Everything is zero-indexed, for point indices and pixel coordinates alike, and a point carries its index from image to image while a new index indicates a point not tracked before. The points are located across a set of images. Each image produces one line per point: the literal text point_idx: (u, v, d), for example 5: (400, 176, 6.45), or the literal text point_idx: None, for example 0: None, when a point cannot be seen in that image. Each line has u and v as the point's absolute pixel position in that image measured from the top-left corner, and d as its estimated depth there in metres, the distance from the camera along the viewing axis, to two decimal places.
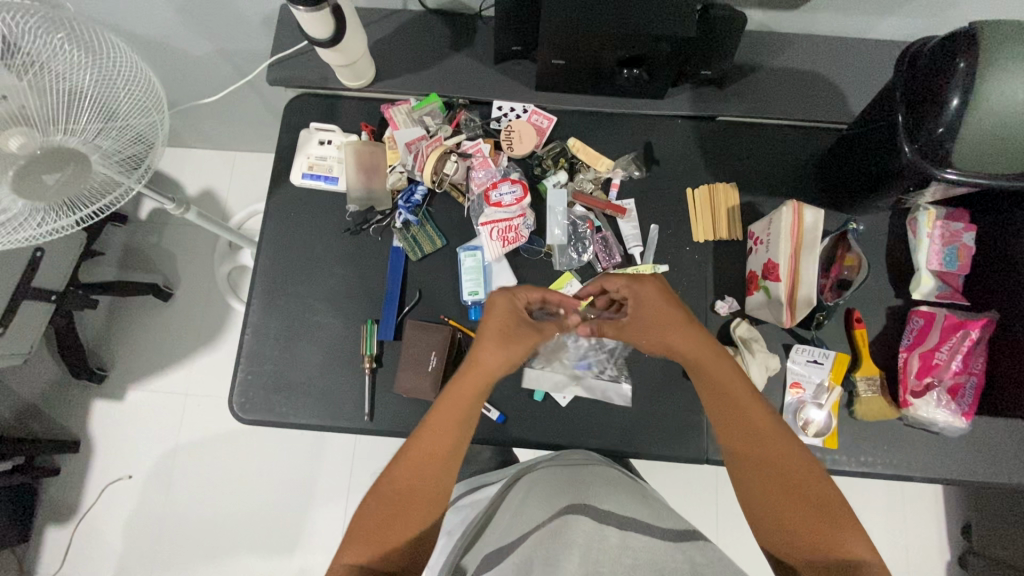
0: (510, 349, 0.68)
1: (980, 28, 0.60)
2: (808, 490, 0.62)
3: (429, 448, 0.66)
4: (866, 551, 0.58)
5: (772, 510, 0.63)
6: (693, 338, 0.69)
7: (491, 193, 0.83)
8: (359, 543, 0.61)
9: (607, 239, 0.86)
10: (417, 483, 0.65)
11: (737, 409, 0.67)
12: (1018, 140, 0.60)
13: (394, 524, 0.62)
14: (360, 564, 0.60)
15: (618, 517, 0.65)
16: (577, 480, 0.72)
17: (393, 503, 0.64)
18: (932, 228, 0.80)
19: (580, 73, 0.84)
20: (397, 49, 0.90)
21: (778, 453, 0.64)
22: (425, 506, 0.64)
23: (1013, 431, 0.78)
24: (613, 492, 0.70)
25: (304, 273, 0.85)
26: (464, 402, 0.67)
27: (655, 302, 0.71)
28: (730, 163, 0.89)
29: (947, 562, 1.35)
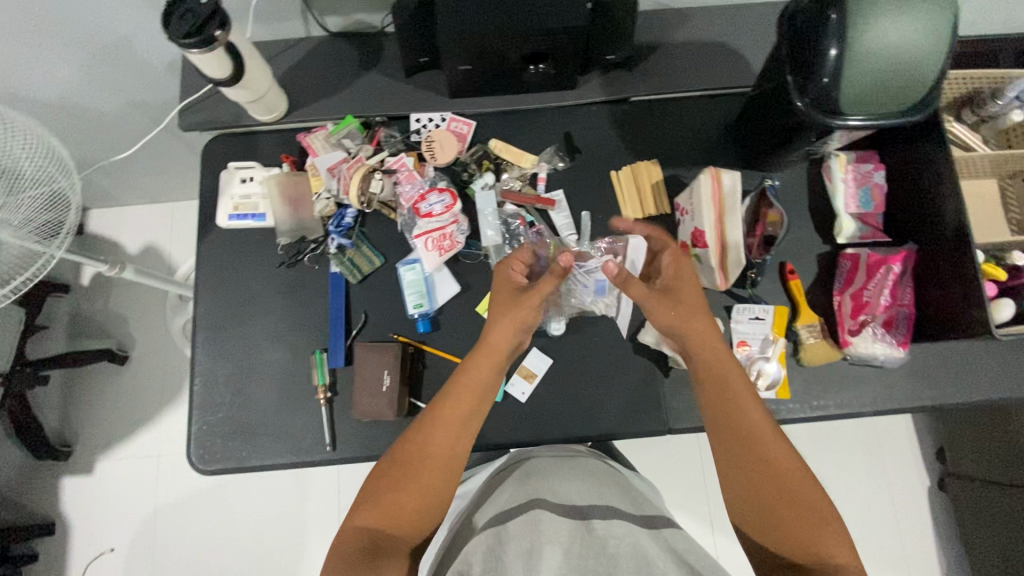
0: (515, 313, 0.72)
1: None
2: (799, 495, 0.63)
3: (444, 421, 0.68)
4: (846, 559, 0.59)
5: (759, 511, 0.63)
6: (701, 330, 0.71)
7: (421, 205, 0.84)
8: (372, 508, 0.64)
9: (542, 232, 0.87)
10: (429, 450, 0.67)
11: (733, 400, 0.68)
12: (889, 83, 0.63)
13: (403, 489, 0.65)
14: (369, 526, 0.63)
15: (595, 508, 0.68)
16: (571, 473, 0.76)
17: (405, 475, 0.66)
18: (846, 173, 0.84)
19: (488, 75, 0.86)
20: (308, 78, 0.90)
21: (772, 452, 0.65)
22: (436, 473, 0.66)
23: (950, 353, 0.82)
24: (600, 485, 0.74)
25: (246, 314, 0.84)
26: (471, 394, 0.69)
27: (683, 283, 0.74)
28: (650, 140, 0.91)
29: (927, 487, 1.40)
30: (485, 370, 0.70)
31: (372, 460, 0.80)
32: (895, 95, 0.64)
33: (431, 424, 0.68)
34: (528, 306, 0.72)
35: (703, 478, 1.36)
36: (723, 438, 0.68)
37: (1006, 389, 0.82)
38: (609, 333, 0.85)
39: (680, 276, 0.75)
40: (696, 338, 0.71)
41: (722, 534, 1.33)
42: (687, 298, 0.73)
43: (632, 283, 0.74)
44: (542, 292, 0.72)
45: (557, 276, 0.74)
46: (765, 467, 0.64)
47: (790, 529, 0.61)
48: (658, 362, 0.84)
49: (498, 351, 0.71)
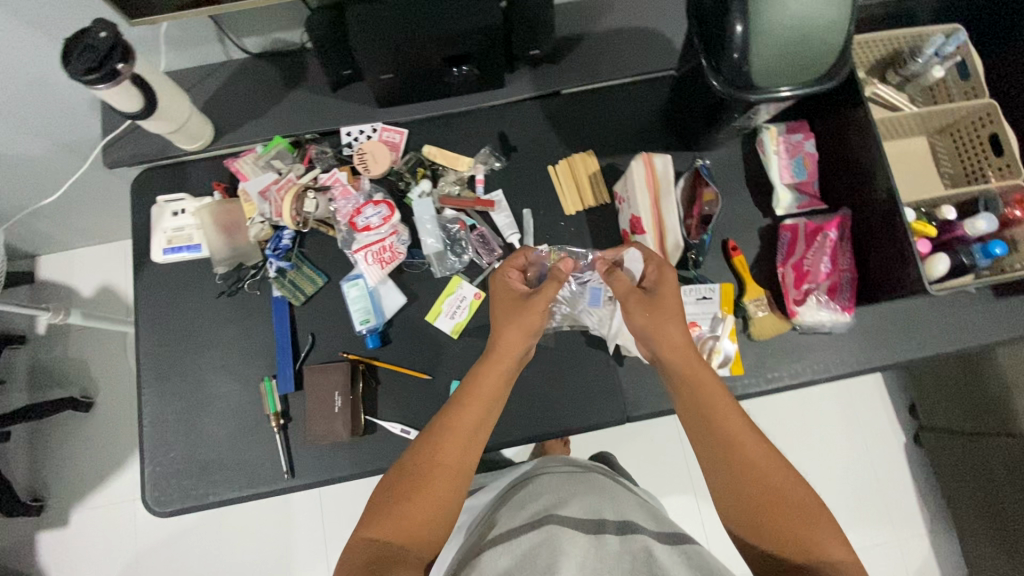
0: (518, 319, 0.70)
1: None
2: (790, 498, 0.58)
3: (455, 428, 0.64)
4: (841, 556, 0.55)
5: (748, 512, 0.58)
6: (675, 336, 0.67)
7: (357, 219, 0.83)
8: (382, 519, 0.60)
9: (484, 234, 0.86)
10: (440, 461, 0.63)
11: (712, 410, 0.64)
12: (797, 53, 0.64)
13: (411, 499, 0.60)
14: (377, 538, 0.58)
15: (614, 520, 0.66)
16: (582, 488, 0.74)
17: (410, 485, 0.61)
18: (777, 145, 0.85)
19: (413, 82, 0.85)
20: (234, 102, 0.89)
21: (762, 455, 0.61)
22: (444, 484, 0.62)
23: (895, 312, 0.83)
24: (617, 502, 0.72)
25: (190, 348, 0.82)
26: (479, 408, 0.66)
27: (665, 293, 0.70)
28: (584, 131, 0.91)
29: (904, 443, 1.42)
30: (492, 381, 0.68)
31: (333, 482, 0.78)
32: (804, 64, 0.65)
33: (437, 431, 0.64)
34: (536, 310, 0.70)
35: (686, 461, 1.36)
36: (702, 439, 0.64)
37: (952, 340, 0.83)
38: (561, 328, 0.85)
39: (664, 279, 0.72)
40: (670, 349, 0.67)
41: (709, 513, 1.33)
42: (668, 300, 0.70)
43: (615, 283, 0.73)
44: (547, 294, 0.71)
45: (557, 279, 0.72)
46: (751, 468, 0.60)
47: (781, 528, 0.57)
48: (611, 352, 0.84)
49: (507, 361, 0.69)
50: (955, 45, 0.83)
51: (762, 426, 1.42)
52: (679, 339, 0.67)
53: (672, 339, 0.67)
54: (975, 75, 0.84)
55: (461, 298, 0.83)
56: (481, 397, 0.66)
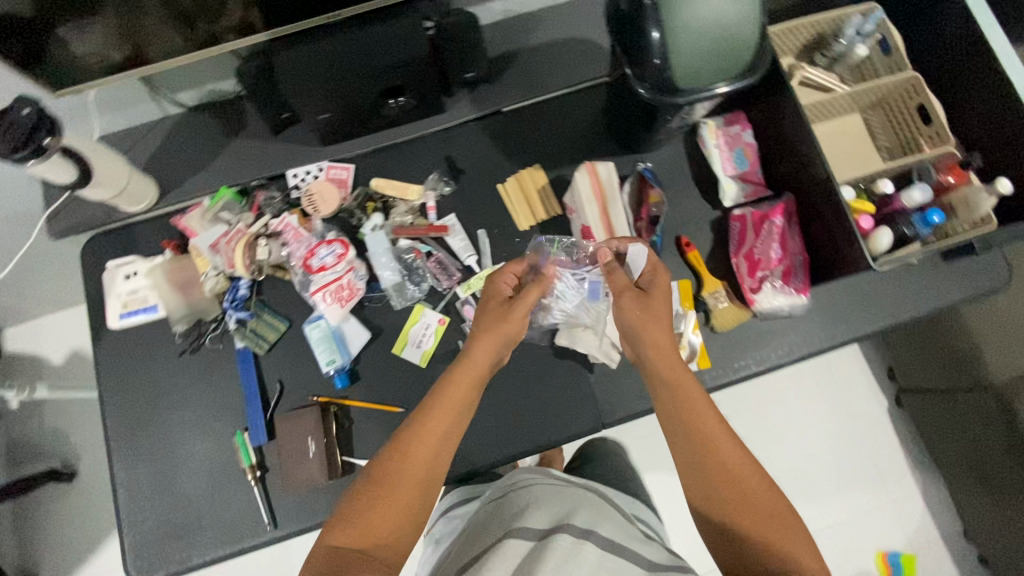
0: (498, 328, 0.69)
1: None
2: (758, 502, 0.59)
3: (427, 434, 0.62)
4: (811, 566, 0.54)
5: (717, 507, 0.60)
6: (662, 335, 0.68)
7: (312, 261, 0.82)
8: (348, 525, 0.57)
9: (441, 260, 0.85)
10: (409, 468, 0.60)
11: (689, 409, 0.63)
12: (716, 52, 0.65)
13: (378, 507, 0.58)
14: (340, 545, 0.56)
15: (601, 535, 0.63)
16: (564, 494, 0.72)
17: (376, 494, 0.59)
18: (717, 138, 0.87)
19: (354, 118, 0.86)
20: (175, 159, 0.89)
21: (737, 458, 0.60)
22: (410, 494, 0.59)
23: (849, 287, 0.85)
24: (598, 512, 0.69)
25: (158, 410, 0.81)
26: (451, 417, 0.64)
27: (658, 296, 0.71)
28: (528, 146, 0.92)
29: (888, 407, 1.44)
30: (465, 390, 0.66)
31: (316, 528, 0.78)
32: (723, 62, 0.66)
33: (413, 435, 0.62)
34: (516, 317, 0.70)
35: None
36: (677, 436, 0.64)
37: (906, 309, 0.85)
38: (529, 343, 0.85)
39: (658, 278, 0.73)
40: (660, 347, 0.67)
41: None
42: (659, 305, 0.70)
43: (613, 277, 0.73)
44: (529, 301, 0.71)
45: (541, 287, 0.72)
46: (726, 469, 0.60)
47: (751, 531, 0.57)
48: (581, 361, 0.85)
49: (481, 368, 0.67)
50: (873, 25, 0.85)
51: (747, 408, 1.44)
52: (666, 338, 0.68)
53: (660, 338, 0.68)
54: (896, 51, 0.86)
55: (426, 327, 0.83)
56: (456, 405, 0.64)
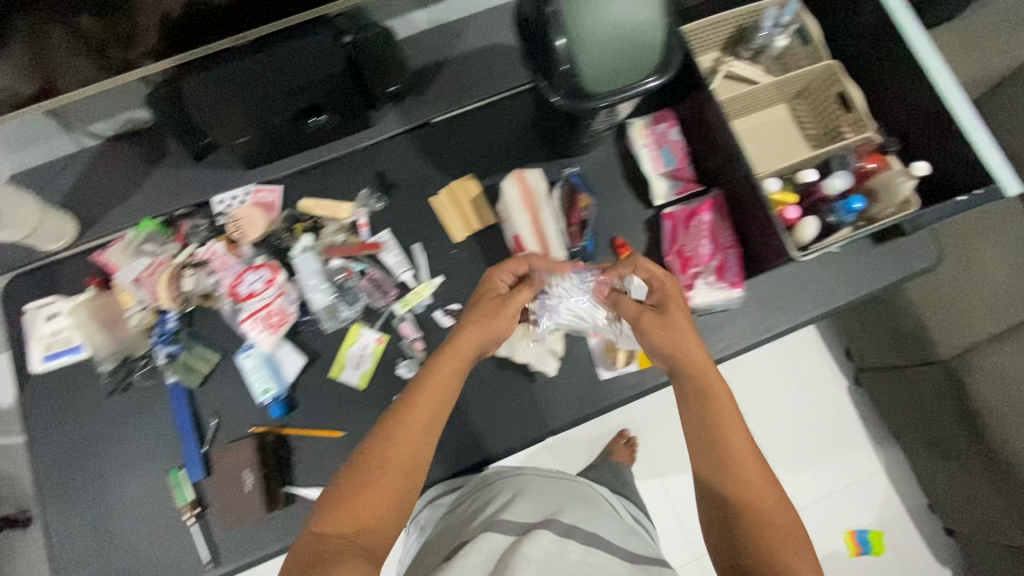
0: (485, 322, 0.67)
1: None
2: (775, 518, 0.56)
3: (415, 416, 0.59)
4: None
5: (728, 516, 0.57)
6: (693, 348, 0.66)
7: (239, 288, 0.80)
8: (336, 510, 0.54)
9: (375, 277, 0.83)
10: (394, 449, 0.57)
11: (720, 414, 0.62)
12: (623, 55, 0.65)
13: (365, 489, 0.55)
14: (327, 532, 0.53)
15: (584, 529, 0.63)
16: (557, 495, 0.72)
17: (358, 480, 0.55)
18: (645, 137, 0.87)
19: (276, 139, 0.84)
20: (95, 193, 0.86)
21: (758, 473, 0.59)
22: (397, 476, 0.56)
23: (783, 277, 0.86)
24: (586, 510, 0.69)
25: (90, 454, 0.79)
26: (435, 402, 0.61)
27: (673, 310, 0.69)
28: (459, 156, 0.91)
29: (848, 387, 1.45)
30: (447, 375, 0.63)
31: (260, 562, 0.76)
32: (632, 65, 0.66)
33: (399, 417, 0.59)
34: (505, 317, 0.68)
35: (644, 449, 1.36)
36: (690, 421, 0.64)
37: (841, 294, 0.86)
38: None
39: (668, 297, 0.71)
40: (691, 359, 0.66)
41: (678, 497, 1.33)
42: (677, 314, 0.68)
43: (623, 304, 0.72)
44: (520, 301, 0.69)
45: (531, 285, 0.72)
46: (746, 480, 0.58)
47: (751, 533, 0.56)
48: (522, 370, 0.84)
49: (464, 357, 0.64)
50: (790, 15, 0.84)
51: None
52: (699, 351, 0.66)
53: (692, 350, 0.66)
54: (813, 41, 0.86)
55: (362, 348, 0.81)
56: (436, 390, 0.61)
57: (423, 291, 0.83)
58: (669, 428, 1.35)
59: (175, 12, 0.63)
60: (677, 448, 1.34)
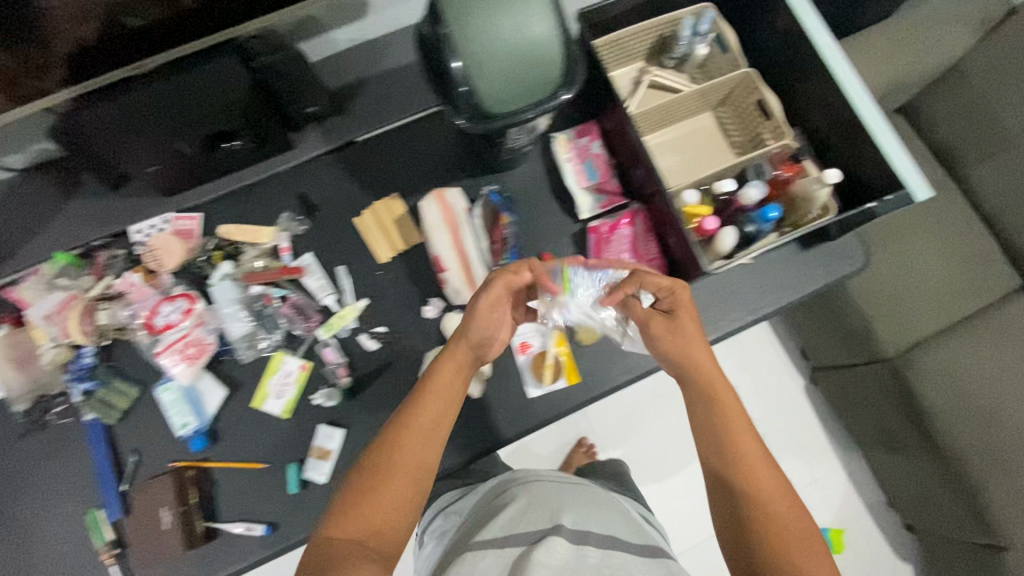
0: (486, 322, 0.67)
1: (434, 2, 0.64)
2: (794, 524, 0.55)
3: (419, 418, 0.60)
4: None
5: (743, 522, 0.56)
6: (701, 355, 0.67)
7: (155, 319, 0.79)
8: (350, 516, 0.54)
9: (296, 302, 0.82)
10: (404, 451, 0.58)
11: (728, 420, 0.62)
12: (521, 74, 0.65)
13: (376, 494, 0.55)
14: (338, 538, 0.52)
15: (599, 535, 0.64)
16: (572, 499, 0.71)
17: (369, 485, 0.55)
18: (568, 151, 0.87)
19: (189, 168, 0.83)
20: (8, 227, 0.84)
21: (771, 479, 0.58)
22: (407, 479, 0.57)
23: (711, 287, 0.85)
24: (599, 514, 0.69)
25: (6, 497, 0.77)
26: (441, 403, 0.61)
27: (683, 316, 0.70)
28: (384, 176, 0.89)
29: (806, 387, 1.45)
30: (451, 376, 0.64)
31: None
32: (533, 83, 0.66)
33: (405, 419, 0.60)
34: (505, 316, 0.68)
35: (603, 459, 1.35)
36: (700, 424, 0.64)
37: (771, 302, 0.85)
38: (395, 379, 0.81)
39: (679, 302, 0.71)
40: (699, 365, 0.67)
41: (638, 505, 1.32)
42: (686, 322, 0.69)
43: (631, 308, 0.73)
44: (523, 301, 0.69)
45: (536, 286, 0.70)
46: (760, 484, 0.58)
47: (768, 540, 0.55)
48: None
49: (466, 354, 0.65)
50: (708, 25, 0.84)
51: None
52: (708, 358, 0.67)
53: (699, 358, 0.67)
54: (730, 49, 0.85)
55: (284, 376, 0.80)
56: (443, 394, 0.62)
57: (346, 315, 0.82)
58: (627, 436, 1.35)
59: (91, 40, 0.61)
60: (636, 455, 1.34)
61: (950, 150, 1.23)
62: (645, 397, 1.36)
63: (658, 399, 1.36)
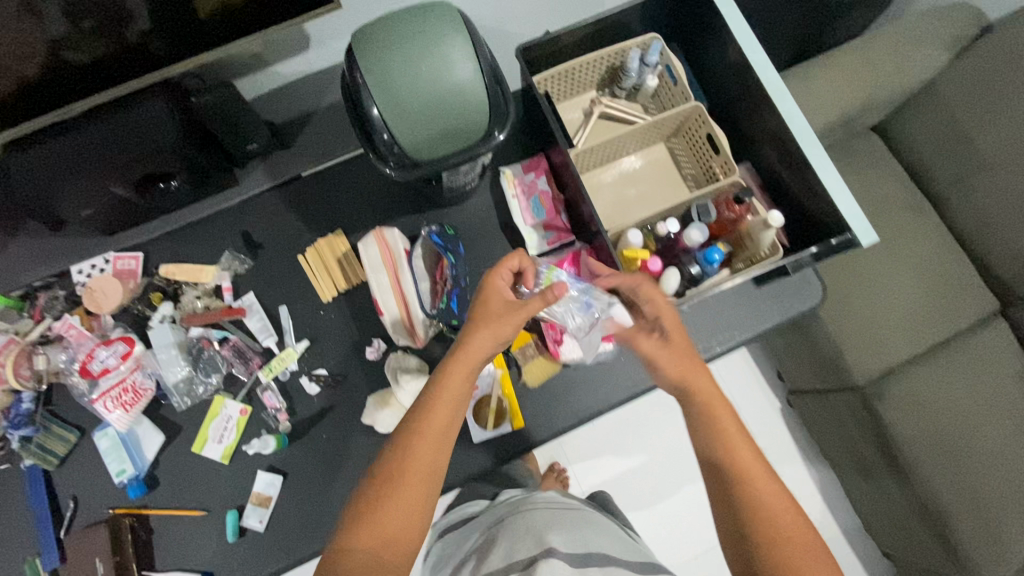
0: (492, 328, 0.64)
1: (353, 47, 0.63)
2: (782, 517, 0.56)
3: (425, 429, 0.59)
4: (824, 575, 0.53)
5: (732, 518, 0.57)
6: (697, 369, 0.65)
7: (91, 364, 0.77)
8: (363, 527, 0.55)
9: (238, 345, 0.81)
10: (411, 463, 0.58)
11: (711, 416, 0.63)
12: (446, 120, 0.63)
13: (383, 507, 0.56)
14: (354, 547, 0.54)
15: (597, 553, 0.65)
16: (569, 521, 0.72)
17: (382, 490, 0.57)
18: (515, 187, 0.85)
19: (127, 209, 0.82)
20: None
21: (756, 468, 0.59)
22: (415, 491, 0.57)
23: None
24: (594, 535, 0.70)
25: None
26: (447, 413, 0.61)
27: (673, 328, 0.68)
28: (329, 211, 0.87)
29: (782, 410, 1.43)
30: (457, 385, 0.62)
31: None
32: (458, 130, 0.64)
33: (410, 432, 0.59)
34: (514, 320, 0.64)
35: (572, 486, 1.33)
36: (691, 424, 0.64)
37: (722, 340, 0.83)
38: (335, 423, 0.79)
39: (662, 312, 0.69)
40: (687, 379, 0.65)
41: None
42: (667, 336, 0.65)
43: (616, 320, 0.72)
44: (529, 308, 0.65)
45: (544, 297, 0.65)
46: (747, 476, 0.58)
47: (751, 519, 0.56)
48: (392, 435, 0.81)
49: (473, 364, 0.63)
50: (656, 56, 0.83)
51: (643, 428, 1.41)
52: (698, 371, 0.65)
53: (688, 371, 0.65)
54: (680, 81, 0.83)
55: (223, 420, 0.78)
56: (450, 402, 0.61)
57: (287, 357, 0.80)
58: (598, 461, 1.33)
59: (33, 77, 0.61)
60: (606, 481, 1.32)
61: (925, 171, 1.20)
62: (615, 423, 1.34)
63: (628, 423, 1.34)
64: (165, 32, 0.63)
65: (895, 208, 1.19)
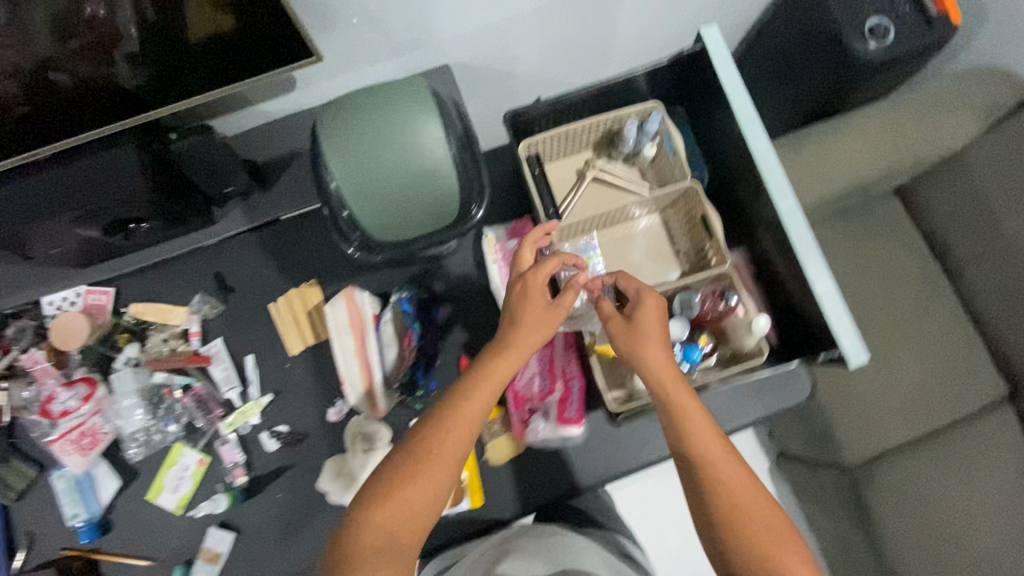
0: (546, 320, 0.63)
1: (318, 124, 0.59)
2: (754, 509, 0.53)
3: (461, 409, 0.58)
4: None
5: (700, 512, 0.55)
6: (659, 355, 0.61)
7: (52, 406, 0.78)
8: (383, 505, 0.54)
9: (200, 394, 0.80)
10: (443, 441, 0.57)
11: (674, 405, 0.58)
12: (413, 202, 0.59)
13: (409, 484, 0.55)
14: (376, 524, 0.54)
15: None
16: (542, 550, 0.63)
17: (408, 468, 0.56)
18: (496, 254, 0.81)
19: (97, 248, 0.80)
20: None
21: (722, 458, 0.55)
22: (441, 470, 0.56)
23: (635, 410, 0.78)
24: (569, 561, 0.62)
25: None
26: (487, 394, 0.59)
27: (644, 321, 0.62)
28: (305, 259, 0.85)
29: (769, 469, 1.38)
30: (501, 368, 0.61)
31: None
32: (426, 214, 0.61)
33: (448, 412, 0.58)
34: (560, 310, 0.63)
35: None
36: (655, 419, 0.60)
37: None
38: (291, 483, 0.77)
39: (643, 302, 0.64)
40: (653, 364, 0.60)
41: None
42: (645, 324, 0.62)
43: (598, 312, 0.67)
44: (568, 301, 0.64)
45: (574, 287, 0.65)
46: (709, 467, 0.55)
47: (720, 511, 0.53)
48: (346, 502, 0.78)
49: (522, 352, 0.62)
50: (655, 125, 0.79)
51: None
52: (662, 356, 0.61)
53: (654, 357, 0.60)
54: (677, 153, 0.78)
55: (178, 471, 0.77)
56: (489, 386, 0.60)
57: (250, 411, 0.79)
58: None
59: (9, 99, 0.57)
60: None
61: (945, 244, 1.13)
62: None
63: None
64: (145, 72, 0.60)
65: (907, 279, 1.13)
